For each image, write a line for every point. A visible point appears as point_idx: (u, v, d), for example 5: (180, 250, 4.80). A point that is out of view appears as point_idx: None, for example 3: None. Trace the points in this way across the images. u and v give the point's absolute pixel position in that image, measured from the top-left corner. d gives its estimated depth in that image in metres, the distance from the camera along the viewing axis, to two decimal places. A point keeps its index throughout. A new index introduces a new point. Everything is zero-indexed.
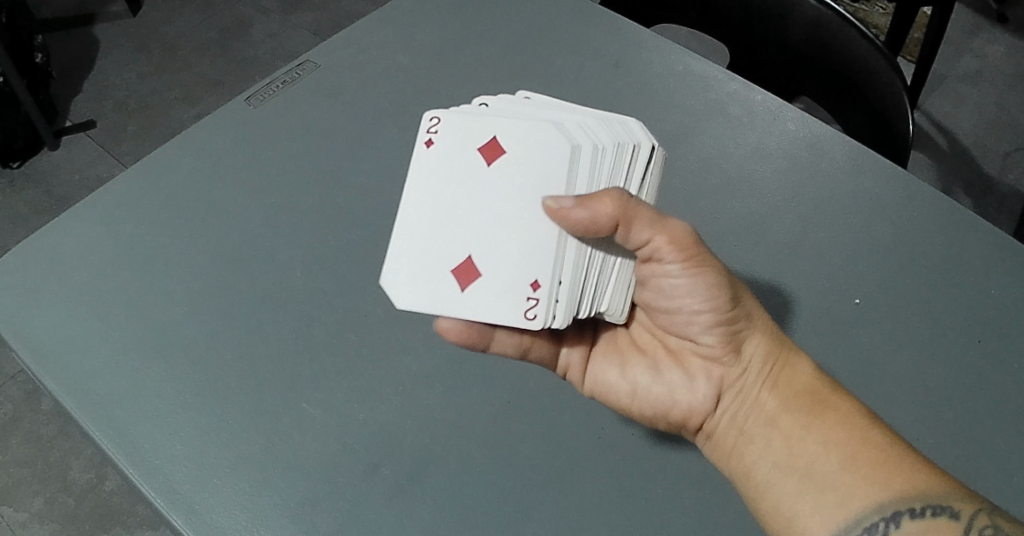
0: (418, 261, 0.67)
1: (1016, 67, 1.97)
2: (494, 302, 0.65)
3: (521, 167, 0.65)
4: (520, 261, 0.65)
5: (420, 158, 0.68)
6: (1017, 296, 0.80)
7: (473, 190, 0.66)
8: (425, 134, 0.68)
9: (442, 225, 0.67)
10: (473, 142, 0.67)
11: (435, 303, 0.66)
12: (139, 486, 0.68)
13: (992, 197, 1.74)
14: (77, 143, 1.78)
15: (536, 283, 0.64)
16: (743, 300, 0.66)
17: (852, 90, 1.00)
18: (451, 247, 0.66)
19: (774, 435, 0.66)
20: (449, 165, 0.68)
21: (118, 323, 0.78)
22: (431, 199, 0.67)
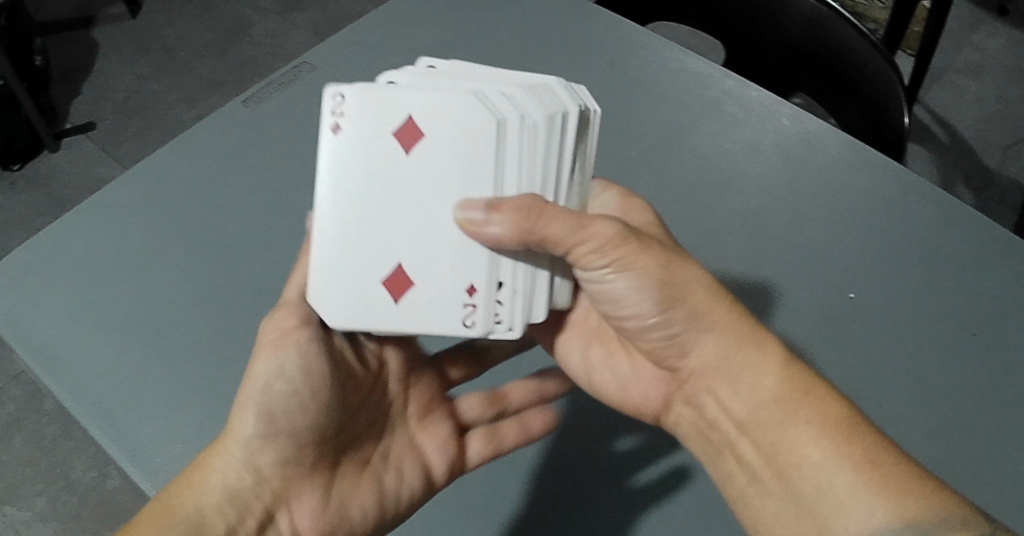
0: (337, 274, 0.61)
1: (1017, 60, 1.97)
2: (430, 312, 0.61)
3: (444, 150, 0.59)
4: (455, 262, 0.61)
5: (327, 147, 0.60)
6: (1012, 288, 0.81)
7: (392, 182, 0.60)
8: (330, 119, 0.59)
9: (364, 231, 0.60)
10: (386, 126, 0.59)
11: (366, 319, 0.61)
12: (140, 484, 0.69)
13: (993, 190, 1.74)
14: (77, 144, 1.79)
15: (472, 288, 0.61)
16: (683, 301, 0.59)
17: (848, 85, 1.00)
18: (378, 253, 0.60)
19: (742, 443, 0.59)
20: (360, 155, 0.60)
21: (117, 323, 0.79)
22: (345, 195, 0.60)
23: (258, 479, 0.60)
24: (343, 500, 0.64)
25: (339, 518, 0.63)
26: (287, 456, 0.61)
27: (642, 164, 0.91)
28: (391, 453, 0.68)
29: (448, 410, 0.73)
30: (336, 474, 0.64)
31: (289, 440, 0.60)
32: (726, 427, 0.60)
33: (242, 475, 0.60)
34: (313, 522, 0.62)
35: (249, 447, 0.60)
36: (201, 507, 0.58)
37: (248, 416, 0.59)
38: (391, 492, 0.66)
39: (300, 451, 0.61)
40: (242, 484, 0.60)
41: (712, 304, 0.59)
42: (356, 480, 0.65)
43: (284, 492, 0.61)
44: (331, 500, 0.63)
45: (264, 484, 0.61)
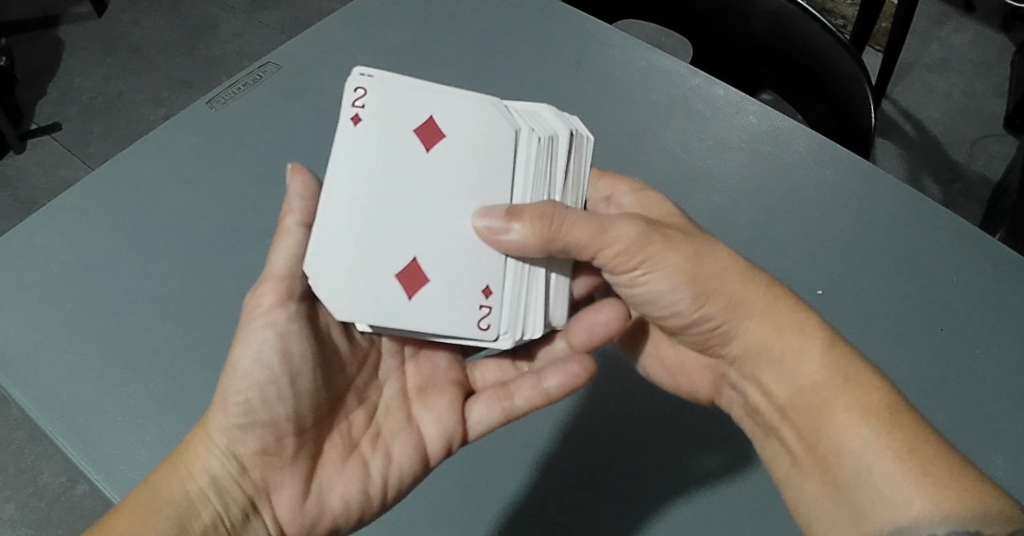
0: (352, 262, 0.61)
1: (982, 55, 2.01)
2: (445, 310, 0.63)
3: (465, 153, 0.64)
4: (469, 267, 0.64)
5: (349, 134, 0.62)
6: (975, 282, 0.82)
7: (412, 179, 0.63)
8: (351, 109, 0.62)
9: (385, 221, 0.62)
10: (408, 123, 0.63)
11: (382, 311, 0.61)
12: (106, 492, 0.69)
13: (960, 183, 1.77)
14: (43, 145, 1.76)
15: (488, 289, 0.64)
16: (718, 288, 0.61)
17: (816, 82, 1.02)
18: (396, 248, 0.62)
19: (786, 429, 0.61)
20: (380, 148, 0.63)
21: (81, 330, 0.78)
22: (361, 186, 0.61)
23: (239, 467, 0.61)
24: (331, 482, 0.64)
25: (325, 501, 0.63)
26: (267, 444, 0.61)
27: (610, 163, 0.92)
28: (388, 432, 0.67)
29: (452, 383, 0.71)
30: (326, 456, 0.64)
31: (267, 425, 0.60)
32: (773, 413, 0.62)
33: (223, 462, 0.60)
34: (297, 506, 0.62)
35: (230, 434, 0.60)
36: (182, 499, 0.59)
37: (228, 406, 0.60)
38: (379, 474, 0.65)
39: (286, 435, 0.61)
40: (223, 473, 0.60)
41: (751, 296, 0.61)
42: (346, 463, 0.64)
43: (266, 479, 0.61)
44: (319, 483, 0.63)
45: (247, 471, 0.61)
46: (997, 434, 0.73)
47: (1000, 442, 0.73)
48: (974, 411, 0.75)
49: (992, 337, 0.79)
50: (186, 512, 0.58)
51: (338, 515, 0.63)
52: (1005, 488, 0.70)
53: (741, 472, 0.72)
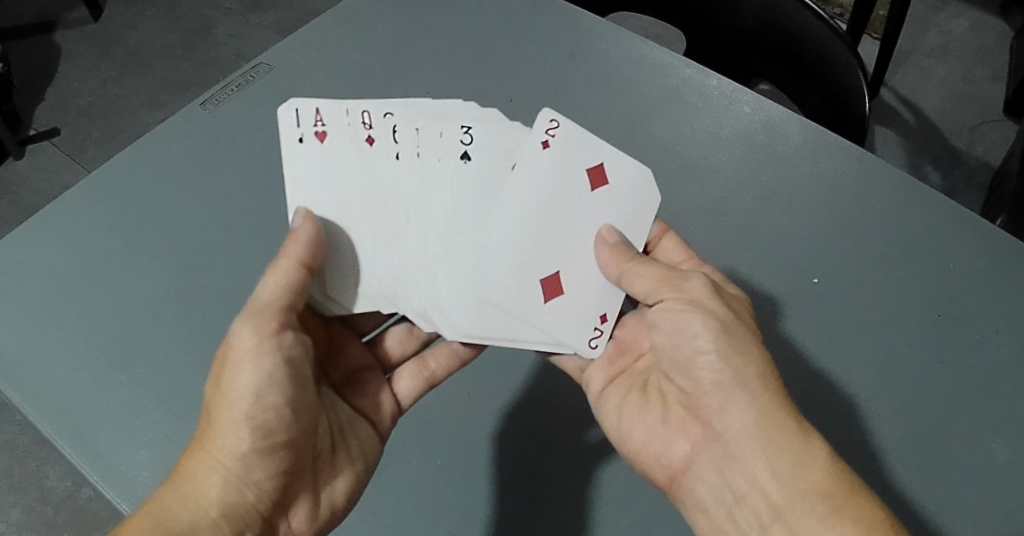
0: (489, 282, 0.73)
1: (982, 42, 1.99)
2: (568, 323, 0.74)
3: (618, 202, 0.75)
4: (601, 291, 0.75)
5: (534, 156, 0.74)
6: (973, 268, 0.82)
7: (573, 204, 0.75)
8: (543, 136, 0.74)
9: (527, 243, 0.73)
10: (582, 163, 0.75)
11: (514, 309, 0.73)
12: (104, 492, 0.69)
13: (960, 169, 1.77)
14: (43, 150, 1.77)
15: (604, 316, 0.75)
16: (750, 345, 0.63)
17: (810, 72, 1.01)
18: (540, 264, 0.74)
19: (775, 527, 0.59)
20: (552, 176, 0.74)
21: (78, 333, 0.79)
22: (529, 204, 0.74)
23: (256, 494, 0.63)
24: (331, 483, 0.68)
25: (333, 503, 0.68)
26: (279, 465, 0.64)
27: None
28: (351, 429, 0.72)
29: (367, 367, 0.79)
30: (319, 461, 0.68)
31: (280, 445, 0.63)
32: (757, 504, 0.60)
33: (241, 492, 0.62)
34: (309, 514, 0.67)
35: (244, 462, 0.62)
36: (198, 530, 0.59)
37: (245, 435, 0.62)
38: (360, 459, 0.71)
39: (291, 450, 0.65)
40: (245, 500, 0.62)
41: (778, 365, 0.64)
42: (336, 462, 0.69)
43: (278, 499, 0.65)
44: (322, 487, 0.68)
45: (262, 495, 0.63)
46: (995, 420, 0.73)
47: (999, 428, 0.73)
48: (971, 398, 0.75)
49: (990, 323, 0.79)
50: None
51: (343, 507, 0.69)
52: (1001, 474, 0.71)
53: None
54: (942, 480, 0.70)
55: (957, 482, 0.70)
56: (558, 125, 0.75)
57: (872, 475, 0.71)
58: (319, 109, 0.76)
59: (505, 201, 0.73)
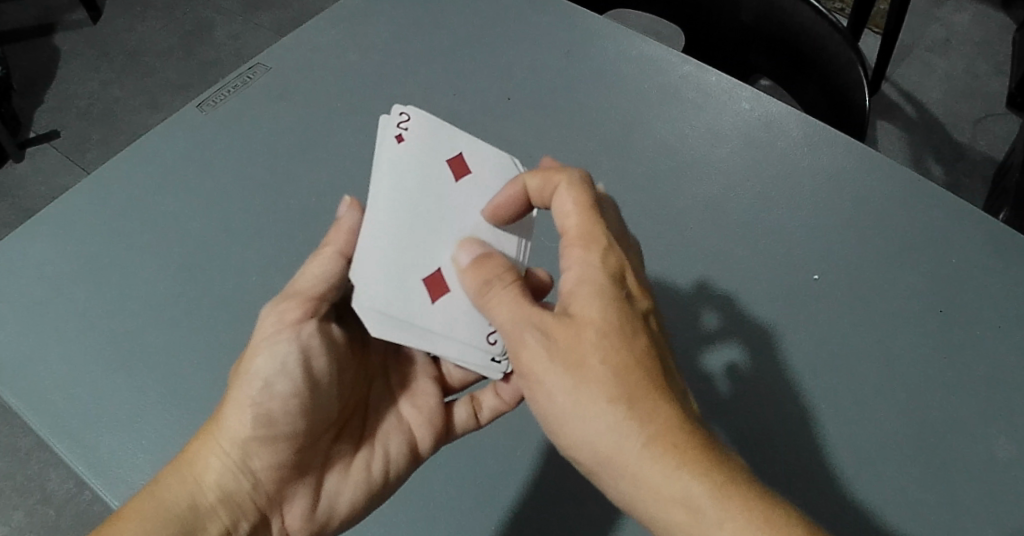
0: (386, 280, 0.62)
1: (984, 35, 1.98)
2: (463, 322, 0.64)
3: (488, 186, 0.68)
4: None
5: (391, 152, 0.67)
6: (974, 263, 0.82)
7: (441, 194, 0.66)
8: (395, 130, 0.68)
9: (410, 237, 0.64)
10: (443, 152, 0.68)
11: (406, 315, 0.62)
12: (103, 496, 0.69)
13: (964, 163, 1.76)
14: (42, 154, 1.77)
15: None
16: (591, 411, 0.52)
17: (810, 67, 1.00)
18: (423, 258, 0.64)
19: None
20: (416, 169, 0.67)
21: (76, 337, 0.79)
22: (400, 199, 0.65)
23: (253, 481, 0.63)
24: (336, 488, 0.67)
25: (333, 507, 0.67)
26: (282, 458, 0.64)
27: (602, 153, 0.91)
28: (379, 434, 0.70)
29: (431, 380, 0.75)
30: (329, 464, 0.67)
31: (279, 439, 0.63)
32: None
33: (238, 478, 0.62)
34: (306, 514, 0.66)
35: (244, 448, 0.62)
36: (194, 510, 0.61)
37: (241, 421, 0.62)
38: (378, 472, 0.68)
39: (299, 444, 0.64)
40: (242, 487, 0.63)
41: (648, 433, 0.51)
42: (348, 467, 0.68)
43: (278, 490, 0.65)
44: (327, 490, 0.67)
45: (260, 483, 0.64)
46: (995, 417, 0.73)
47: (1003, 426, 0.73)
48: (974, 395, 0.74)
49: (993, 320, 0.78)
50: (195, 526, 0.60)
51: (344, 517, 0.67)
52: (1002, 471, 0.70)
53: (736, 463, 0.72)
54: (944, 477, 0.70)
55: (959, 481, 0.70)
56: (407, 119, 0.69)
57: (874, 474, 0.71)
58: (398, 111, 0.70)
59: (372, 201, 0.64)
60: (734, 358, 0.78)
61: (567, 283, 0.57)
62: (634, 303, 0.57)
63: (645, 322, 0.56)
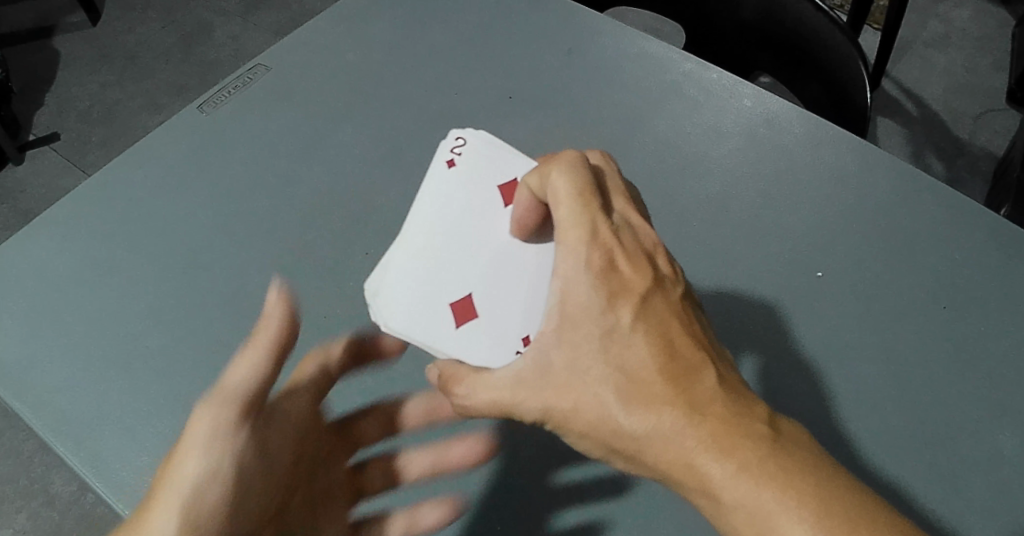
0: (411, 287, 0.67)
1: (983, 31, 1.98)
2: (487, 346, 0.64)
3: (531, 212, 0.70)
4: (517, 310, 0.66)
5: (440, 173, 0.74)
6: (977, 260, 0.81)
7: (480, 215, 0.71)
8: (449, 155, 0.75)
9: (444, 255, 0.69)
10: (497, 179, 0.73)
11: (425, 328, 0.65)
12: (106, 498, 0.69)
13: (964, 159, 1.75)
14: (42, 157, 1.77)
15: (527, 337, 0.65)
16: (582, 421, 0.56)
17: (810, 64, 1.00)
18: (455, 281, 0.67)
19: None
20: (463, 190, 0.72)
21: (77, 339, 0.78)
22: (437, 219, 0.70)
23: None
24: None
25: None
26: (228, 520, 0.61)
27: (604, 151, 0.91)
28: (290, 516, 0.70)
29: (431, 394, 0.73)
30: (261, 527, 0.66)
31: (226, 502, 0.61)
32: None
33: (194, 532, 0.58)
34: None
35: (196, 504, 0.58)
36: None
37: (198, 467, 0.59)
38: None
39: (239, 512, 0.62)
40: (206, 505, 0.59)
41: (660, 439, 0.54)
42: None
43: None
44: None
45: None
46: (1001, 413, 0.73)
47: (1008, 422, 0.72)
48: (979, 393, 0.74)
49: (996, 317, 0.78)
50: None
51: None
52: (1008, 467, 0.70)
53: None
54: (951, 474, 0.70)
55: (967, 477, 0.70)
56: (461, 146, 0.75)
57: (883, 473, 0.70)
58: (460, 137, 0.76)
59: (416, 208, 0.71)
60: (740, 355, 0.77)
61: (556, 291, 0.58)
62: (621, 298, 0.57)
63: (638, 312, 0.57)
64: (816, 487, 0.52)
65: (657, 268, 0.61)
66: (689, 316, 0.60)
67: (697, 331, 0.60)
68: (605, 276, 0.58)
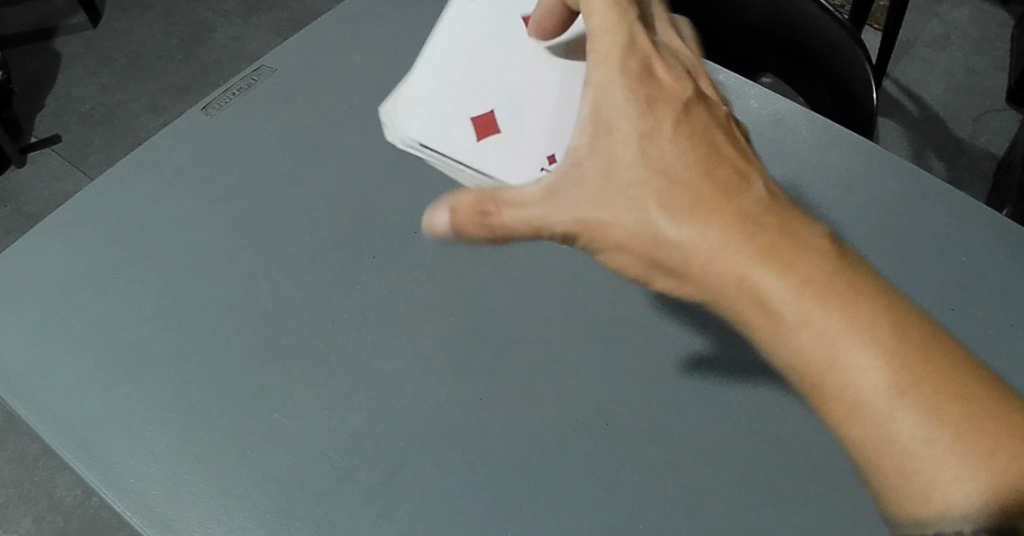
0: (437, 100, 0.70)
1: (982, 31, 1.99)
2: (513, 161, 0.67)
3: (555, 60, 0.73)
4: (535, 121, 0.70)
5: (466, 7, 0.76)
6: (987, 260, 0.81)
7: (491, 40, 0.74)
8: None
9: (469, 57, 0.73)
10: (518, 10, 0.76)
11: (445, 133, 0.68)
12: (114, 506, 0.68)
13: (965, 159, 1.76)
14: (43, 159, 1.77)
15: (551, 157, 0.67)
16: (614, 205, 0.59)
17: (815, 63, 1.00)
18: (477, 101, 0.70)
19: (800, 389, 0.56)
20: (486, 30, 0.75)
21: (83, 344, 0.78)
22: (454, 45, 0.73)
23: None
24: None
25: None
26: None
27: None
28: None
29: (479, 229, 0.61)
30: None
31: None
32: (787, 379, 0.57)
33: None
34: None
35: None
36: None
37: None
38: None
39: None
40: None
41: (703, 245, 0.56)
42: None
43: None
44: None
45: None
46: None
47: None
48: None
49: (1008, 317, 0.77)
50: None
51: None
52: None
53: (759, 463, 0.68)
54: None
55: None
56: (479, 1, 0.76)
57: None
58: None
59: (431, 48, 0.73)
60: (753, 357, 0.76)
61: (589, 99, 0.62)
62: (659, 104, 0.61)
63: (676, 126, 0.60)
64: (889, 318, 0.52)
65: (699, 90, 0.65)
66: (732, 128, 0.64)
67: (737, 138, 0.63)
68: (641, 80, 0.62)
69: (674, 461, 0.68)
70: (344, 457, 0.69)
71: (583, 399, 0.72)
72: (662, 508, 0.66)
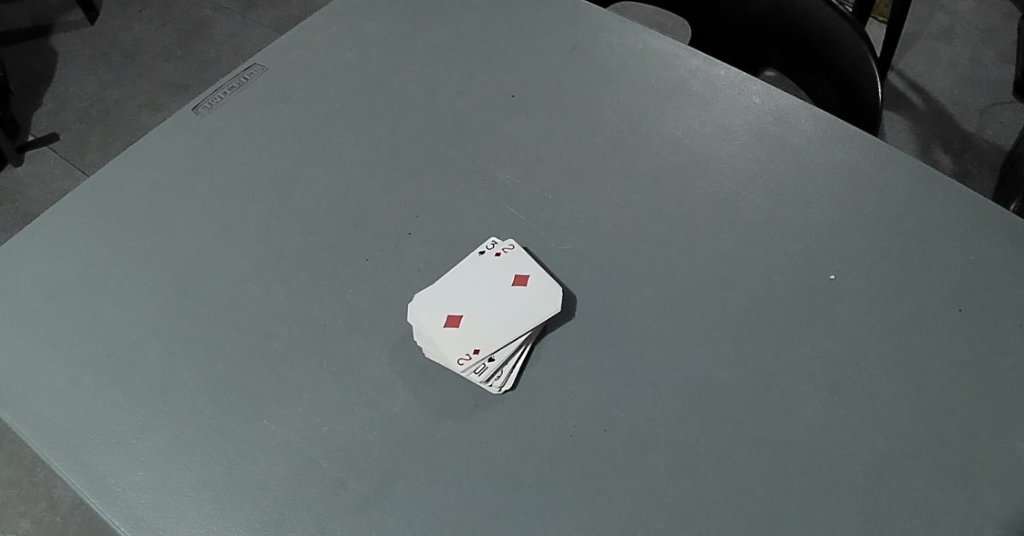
0: (435, 297, 0.75)
1: (989, 23, 1.97)
2: (450, 349, 0.71)
3: (518, 305, 0.74)
4: (499, 325, 0.73)
5: (483, 260, 0.78)
6: (996, 258, 0.79)
7: (485, 278, 0.76)
8: (495, 249, 0.79)
9: (464, 276, 0.77)
10: (515, 271, 0.77)
11: (426, 310, 0.74)
12: (102, 515, 0.67)
13: (971, 153, 1.73)
14: (41, 157, 1.76)
15: (478, 349, 0.71)
16: None
17: (818, 57, 0.99)
18: (458, 301, 0.75)
19: None
20: (476, 286, 0.76)
21: (71, 348, 0.77)
22: (461, 271, 0.78)
23: None
24: None
25: None
26: None
27: (610, 151, 0.89)
28: None
29: (460, 324, 0.73)
30: None
31: None
32: None
33: None
34: None
35: None
36: None
37: None
38: None
39: None
40: None
41: None
42: None
43: None
44: None
45: None
46: None
47: None
48: (1011, 394, 0.70)
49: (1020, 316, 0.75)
50: None
51: None
52: None
53: (760, 467, 0.66)
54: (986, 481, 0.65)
55: (1005, 482, 0.65)
56: (497, 255, 0.78)
57: (914, 478, 0.65)
58: (508, 242, 0.79)
59: (469, 259, 0.78)
60: None
61: None
62: None
63: None
64: None
65: None
66: None
67: None
68: None
69: (673, 468, 0.67)
70: (337, 464, 0.68)
71: (580, 404, 0.70)
72: (662, 515, 0.64)
